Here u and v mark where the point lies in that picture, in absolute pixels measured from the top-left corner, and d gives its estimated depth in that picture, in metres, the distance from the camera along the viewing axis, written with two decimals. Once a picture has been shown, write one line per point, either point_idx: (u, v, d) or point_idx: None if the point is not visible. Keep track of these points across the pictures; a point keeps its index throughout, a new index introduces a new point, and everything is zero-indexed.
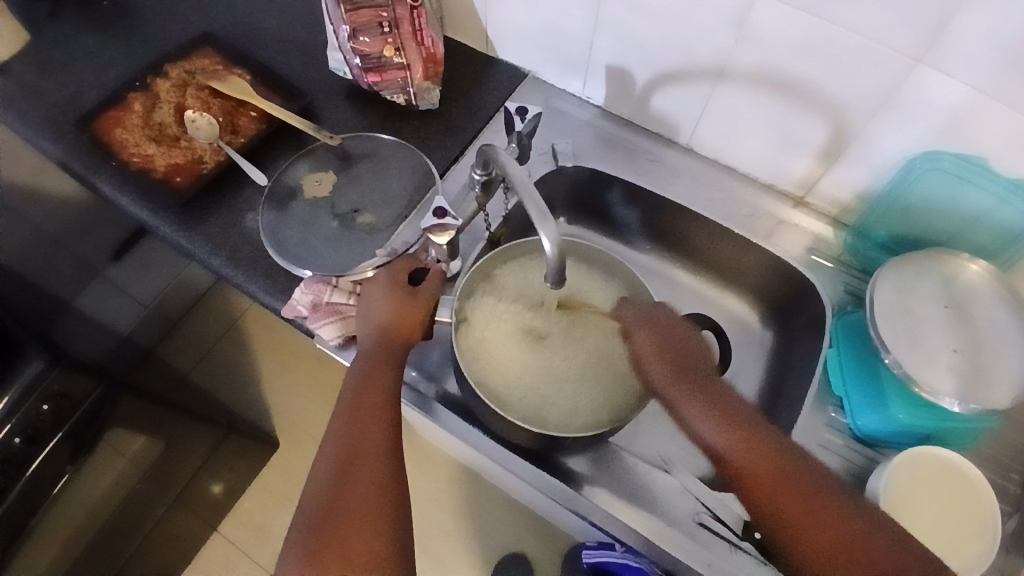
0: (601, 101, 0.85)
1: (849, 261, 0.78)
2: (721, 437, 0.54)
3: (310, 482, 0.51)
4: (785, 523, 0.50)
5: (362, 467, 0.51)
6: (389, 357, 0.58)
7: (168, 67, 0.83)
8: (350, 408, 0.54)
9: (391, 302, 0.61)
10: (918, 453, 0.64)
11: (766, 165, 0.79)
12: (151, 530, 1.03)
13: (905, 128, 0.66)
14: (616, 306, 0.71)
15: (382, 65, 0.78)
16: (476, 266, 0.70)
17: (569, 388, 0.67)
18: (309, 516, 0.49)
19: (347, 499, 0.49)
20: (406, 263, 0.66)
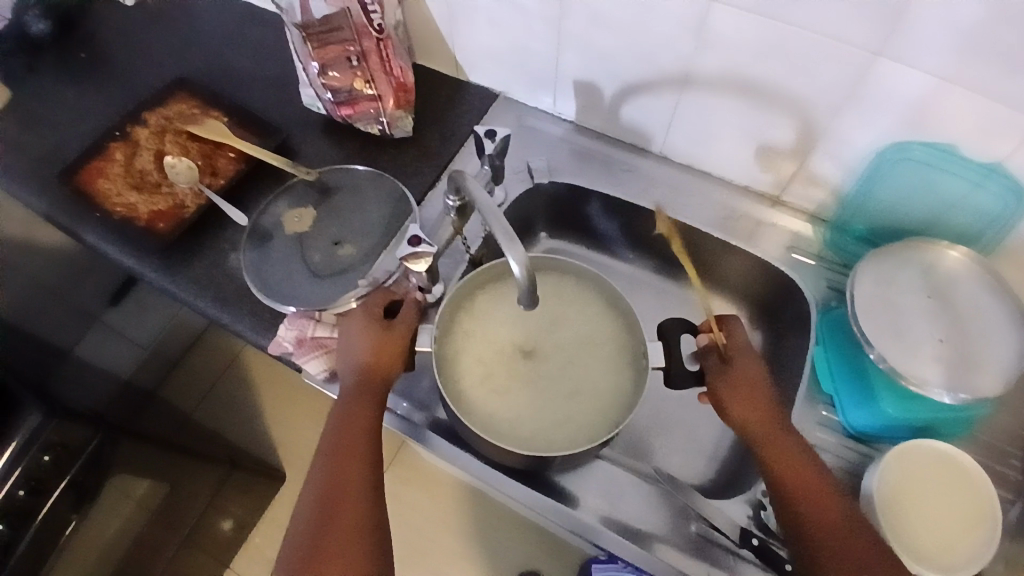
0: (573, 116, 0.86)
1: (830, 257, 0.78)
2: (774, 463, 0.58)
3: (295, 524, 0.56)
4: (813, 535, 0.54)
5: (342, 508, 0.55)
6: (368, 394, 0.61)
7: (146, 114, 0.84)
8: (330, 450, 0.58)
9: (368, 337, 0.63)
10: (900, 452, 0.63)
11: (741, 167, 0.79)
12: (163, 570, 1.03)
13: (870, 121, 0.66)
14: (589, 311, 0.71)
15: (354, 97, 0.79)
16: (452, 291, 0.68)
17: (555, 402, 0.66)
18: (294, 555, 0.54)
19: (327, 539, 0.53)
20: (381, 297, 0.68)
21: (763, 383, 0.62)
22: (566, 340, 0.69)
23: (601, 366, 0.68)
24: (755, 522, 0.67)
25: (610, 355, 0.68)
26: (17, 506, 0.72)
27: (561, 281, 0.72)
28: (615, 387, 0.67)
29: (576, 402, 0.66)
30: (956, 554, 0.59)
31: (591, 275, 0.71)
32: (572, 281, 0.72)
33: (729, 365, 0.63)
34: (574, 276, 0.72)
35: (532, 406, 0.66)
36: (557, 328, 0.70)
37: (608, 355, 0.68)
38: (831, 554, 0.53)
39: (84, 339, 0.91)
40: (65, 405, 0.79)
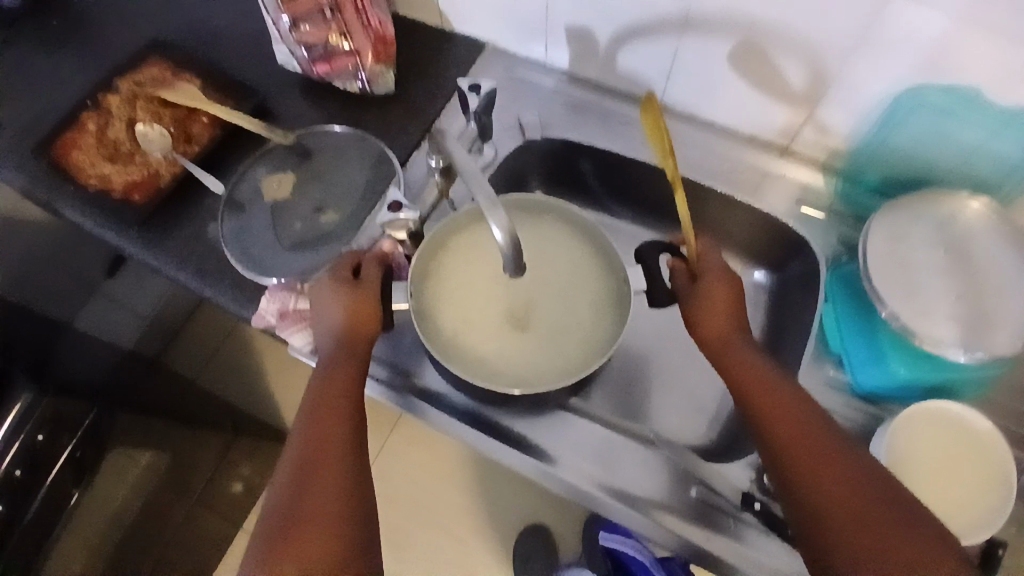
0: (566, 65, 0.80)
1: (841, 210, 0.74)
2: (741, 384, 0.56)
3: (271, 491, 0.52)
4: (784, 452, 0.51)
5: (322, 466, 0.52)
6: (349, 357, 0.59)
7: (118, 81, 0.79)
8: (309, 414, 0.55)
9: (337, 301, 0.60)
10: (908, 414, 0.60)
11: (747, 115, 0.74)
12: (174, 537, 1.04)
13: (885, 66, 0.61)
14: (566, 246, 0.67)
15: (330, 53, 0.75)
16: (428, 235, 0.64)
17: (544, 344, 0.64)
18: (269, 522, 0.50)
19: (306, 502, 0.50)
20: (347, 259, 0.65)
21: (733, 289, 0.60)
22: (549, 283, 0.66)
23: (590, 309, 0.65)
24: (758, 485, 0.64)
25: (597, 296, 0.65)
26: (15, 486, 0.72)
27: (532, 219, 0.68)
28: (602, 320, 0.64)
29: (565, 339, 0.64)
30: (977, 508, 0.57)
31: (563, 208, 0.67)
32: (552, 220, 0.68)
33: (698, 281, 0.61)
34: (554, 215, 0.68)
35: (519, 350, 0.64)
36: (534, 268, 0.67)
37: (595, 296, 0.65)
38: (804, 467, 0.49)
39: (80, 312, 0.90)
40: (60, 381, 0.78)
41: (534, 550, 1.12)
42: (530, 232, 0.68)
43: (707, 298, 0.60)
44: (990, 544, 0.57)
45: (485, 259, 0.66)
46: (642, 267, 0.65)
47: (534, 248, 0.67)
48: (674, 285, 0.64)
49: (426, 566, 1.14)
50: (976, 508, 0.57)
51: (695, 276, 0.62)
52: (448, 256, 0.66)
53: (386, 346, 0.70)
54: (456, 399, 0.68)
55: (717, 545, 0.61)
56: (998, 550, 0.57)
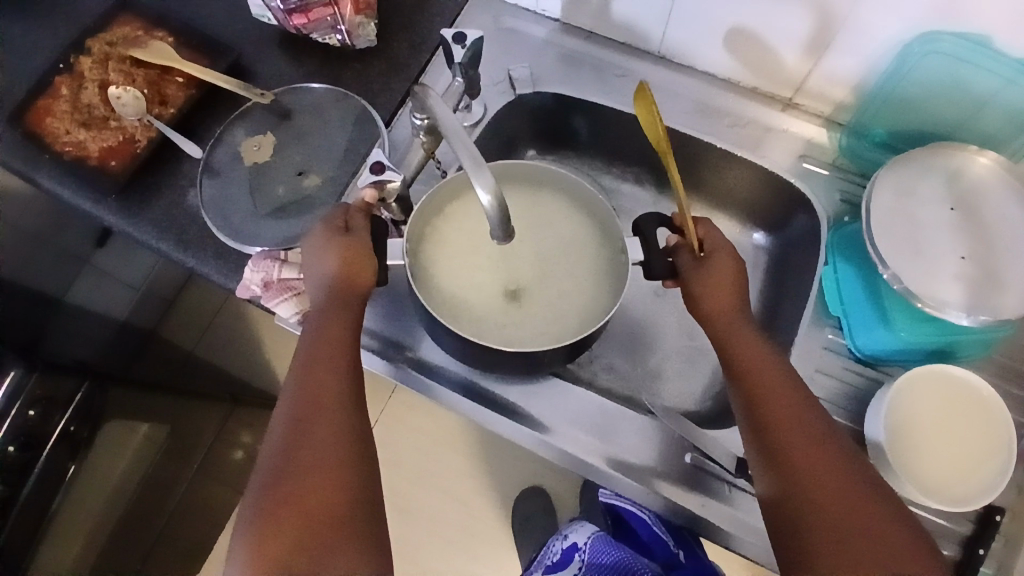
0: (559, 14, 0.76)
1: (845, 165, 0.70)
2: (728, 349, 0.56)
3: (267, 442, 0.52)
4: (768, 407, 0.51)
5: (318, 417, 0.51)
6: (344, 306, 0.58)
7: (88, 41, 0.75)
8: (303, 362, 0.54)
9: (331, 249, 0.58)
10: (912, 378, 0.59)
11: (748, 66, 0.70)
12: (179, 501, 1.06)
13: (898, 7, 0.56)
14: (566, 217, 0.65)
15: (306, 5, 0.70)
16: (424, 201, 0.61)
17: (542, 314, 0.62)
18: (266, 471, 0.50)
19: (302, 453, 0.50)
20: (340, 211, 0.62)
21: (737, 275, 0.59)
22: (546, 255, 0.64)
23: (587, 277, 0.63)
24: None
25: (593, 264, 0.64)
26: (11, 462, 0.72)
27: (532, 190, 0.66)
28: (601, 293, 0.62)
29: (564, 310, 0.62)
30: (976, 475, 0.56)
31: (561, 176, 0.64)
32: (549, 192, 0.66)
33: (705, 259, 0.58)
34: (552, 189, 0.66)
35: (518, 316, 0.62)
36: (532, 239, 0.65)
37: (591, 264, 0.64)
38: (777, 420, 0.50)
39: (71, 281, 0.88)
40: (49, 360, 0.79)
41: (534, 509, 1.14)
42: (526, 204, 0.65)
43: (712, 274, 0.58)
44: (988, 510, 0.58)
45: (481, 228, 0.64)
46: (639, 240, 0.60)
47: (533, 219, 0.65)
48: (674, 262, 0.60)
49: (430, 525, 1.16)
50: (974, 474, 0.56)
51: (699, 255, 0.59)
52: (444, 223, 0.64)
53: (376, 315, 0.68)
54: (448, 368, 0.67)
55: (712, 512, 0.61)
56: (995, 516, 0.57)
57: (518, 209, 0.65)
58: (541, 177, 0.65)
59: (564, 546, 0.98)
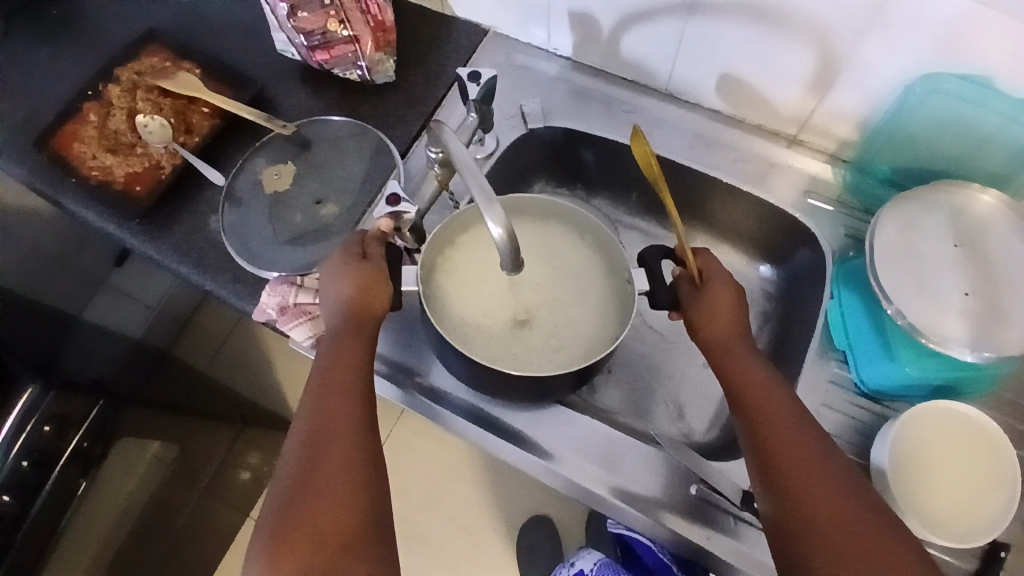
0: (570, 52, 0.79)
1: (850, 201, 0.71)
2: (734, 377, 0.56)
3: (281, 466, 0.53)
4: (773, 437, 0.51)
5: (332, 440, 0.52)
6: (359, 330, 0.59)
7: (117, 71, 0.79)
8: (319, 385, 0.56)
9: (348, 274, 0.60)
10: (915, 414, 0.59)
11: (753, 104, 0.72)
12: (186, 521, 1.07)
13: (899, 46, 0.58)
14: (573, 250, 0.68)
15: (328, 41, 0.73)
16: (437, 231, 0.63)
17: (551, 342, 0.63)
18: (280, 493, 0.50)
19: (315, 476, 0.50)
20: (357, 237, 0.64)
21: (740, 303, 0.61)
22: (551, 287, 0.66)
23: (592, 307, 0.65)
24: None
25: (597, 295, 0.66)
26: (24, 478, 0.74)
27: (540, 223, 0.68)
28: (608, 323, 0.64)
29: (570, 339, 0.64)
30: (982, 510, 0.56)
31: (569, 211, 0.66)
32: (556, 225, 0.68)
33: (703, 288, 0.60)
34: (560, 222, 0.68)
35: (528, 343, 0.63)
36: (540, 270, 0.67)
37: (595, 295, 0.66)
38: (783, 451, 0.50)
39: (92, 300, 0.91)
40: (65, 378, 0.79)
41: (539, 538, 1.14)
42: (533, 237, 0.67)
43: (710, 300, 0.60)
44: (993, 546, 0.58)
45: (491, 258, 0.66)
46: (644, 271, 0.62)
47: (542, 251, 0.67)
48: (675, 291, 0.62)
49: (435, 552, 1.15)
50: (980, 509, 0.56)
51: (698, 284, 0.61)
52: (456, 253, 0.66)
53: (388, 340, 0.70)
54: (456, 395, 0.68)
55: (716, 544, 0.61)
56: (1000, 553, 0.57)
57: (527, 242, 0.67)
58: (549, 210, 0.67)
59: (572, 573, 1.00)
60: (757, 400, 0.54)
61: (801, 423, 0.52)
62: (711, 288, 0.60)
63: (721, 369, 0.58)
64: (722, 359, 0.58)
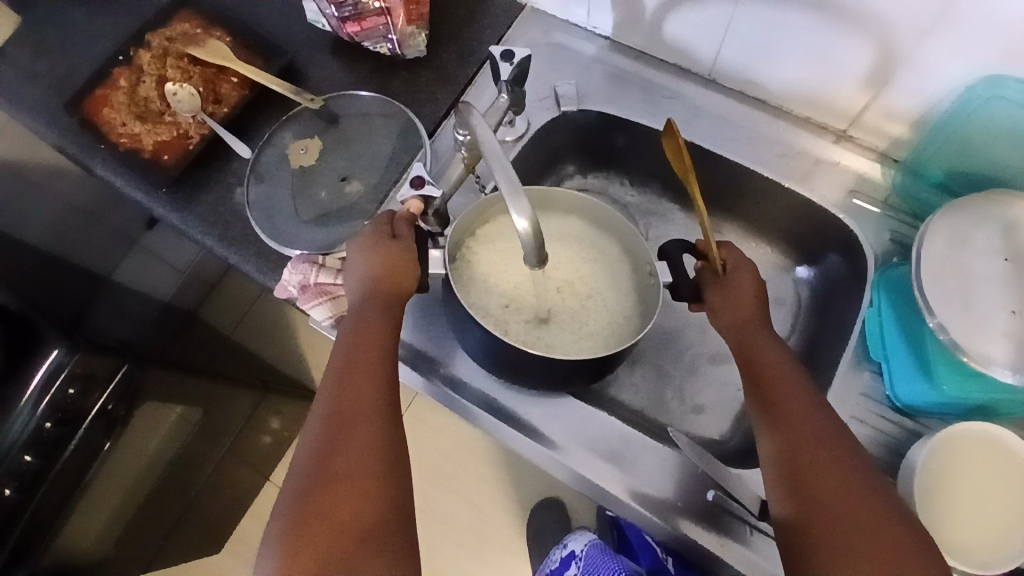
0: (610, 31, 0.75)
1: (899, 205, 0.67)
2: (763, 375, 0.54)
3: (301, 448, 0.52)
4: (803, 442, 0.48)
5: (353, 425, 0.52)
6: (383, 312, 0.58)
7: (149, 36, 0.79)
8: (341, 368, 0.55)
9: (375, 253, 0.59)
10: (951, 433, 0.56)
11: (801, 95, 0.68)
12: (207, 481, 1.09)
13: (963, 48, 0.54)
14: (597, 240, 0.67)
15: (360, 13, 0.71)
16: (459, 220, 0.62)
17: (567, 331, 0.63)
18: (298, 478, 0.50)
19: (335, 461, 0.50)
20: (386, 215, 0.63)
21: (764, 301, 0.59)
22: (569, 279, 0.66)
23: (612, 298, 0.65)
24: None
25: (615, 288, 0.65)
26: (47, 436, 0.75)
27: (565, 213, 0.66)
28: (627, 318, 0.64)
29: (590, 328, 0.63)
30: (1011, 537, 0.54)
31: (591, 205, 0.64)
32: (575, 220, 0.66)
33: (726, 279, 0.59)
34: (579, 215, 0.66)
35: (555, 330, 0.63)
36: (560, 262, 0.66)
37: (614, 288, 0.65)
38: (813, 456, 0.47)
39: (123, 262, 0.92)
40: (90, 339, 0.81)
41: (550, 520, 1.14)
42: (555, 230, 0.66)
43: (731, 293, 0.58)
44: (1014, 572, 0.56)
45: (513, 248, 0.66)
46: (666, 264, 0.61)
47: (562, 244, 0.66)
48: (698, 282, 0.61)
49: (447, 528, 1.17)
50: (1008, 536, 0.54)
51: (721, 275, 0.60)
52: (477, 243, 0.65)
53: (408, 325, 0.69)
54: (474, 384, 0.68)
55: (730, 553, 0.60)
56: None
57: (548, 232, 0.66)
58: (569, 204, 0.65)
59: (563, 554, 1.01)
60: (790, 408, 0.51)
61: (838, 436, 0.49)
62: (735, 282, 0.59)
63: (744, 368, 0.56)
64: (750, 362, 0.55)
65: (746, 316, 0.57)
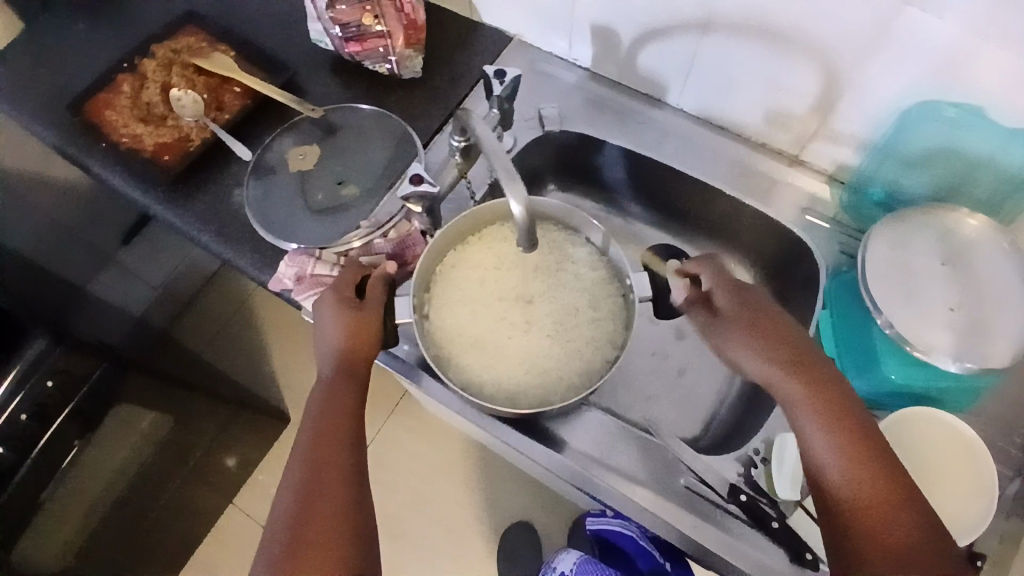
0: (589, 63, 0.83)
1: (846, 220, 0.76)
2: (806, 394, 0.53)
3: (267, 524, 0.47)
4: (856, 466, 0.49)
5: (324, 493, 0.48)
6: (349, 380, 0.55)
7: (154, 47, 0.83)
8: (311, 431, 0.51)
9: (341, 321, 0.57)
10: (904, 417, 0.62)
11: (760, 123, 0.76)
12: (169, 502, 1.06)
13: (899, 73, 0.63)
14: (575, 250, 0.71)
15: (362, 33, 0.77)
16: (441, 233, 0.67)
17: (540, 365, 0.67)
18: (266, 558, 0.45)
19: (305, 535, 0.45)
20: (350, 276, 0.62)
21: (777, 329, 0.58)
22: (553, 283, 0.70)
23: (592, 313, 0.68)
24: (746, 479, 0.66)
25: (594, 301, 0.69)
26: (22, 431, 0.75)
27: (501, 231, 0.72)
28: (599, 346, 0.67)
29: (570, 340, 0.68)
30: (967, 510, 0.59)
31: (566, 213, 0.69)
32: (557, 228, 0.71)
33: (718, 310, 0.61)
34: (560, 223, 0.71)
35: (539, 340, 0.68)
36: (544, 266, 0.70)
37: (594, 301, 0.69)
38: (869, 477, 0.48)
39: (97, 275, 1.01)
40: (77, 338, 0.80)
41: (521, 543, 1.14)
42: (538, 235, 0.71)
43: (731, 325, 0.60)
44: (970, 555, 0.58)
45: (499, 251, 0.71)
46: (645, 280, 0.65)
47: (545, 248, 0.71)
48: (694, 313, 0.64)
49: (418, 552, 1.16)
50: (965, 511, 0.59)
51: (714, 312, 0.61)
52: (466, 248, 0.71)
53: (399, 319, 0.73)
54: None
55: (703, 533, 0.63)
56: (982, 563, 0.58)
57: (490, 262, 0.70)
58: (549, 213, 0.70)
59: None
60: (853, 454, 0.49)
61: (905, 482, 0.48)
62: (731, 318, 0.60)
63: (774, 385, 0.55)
64: (790, 403, 0.53)
65: (773, 362, 0.56)
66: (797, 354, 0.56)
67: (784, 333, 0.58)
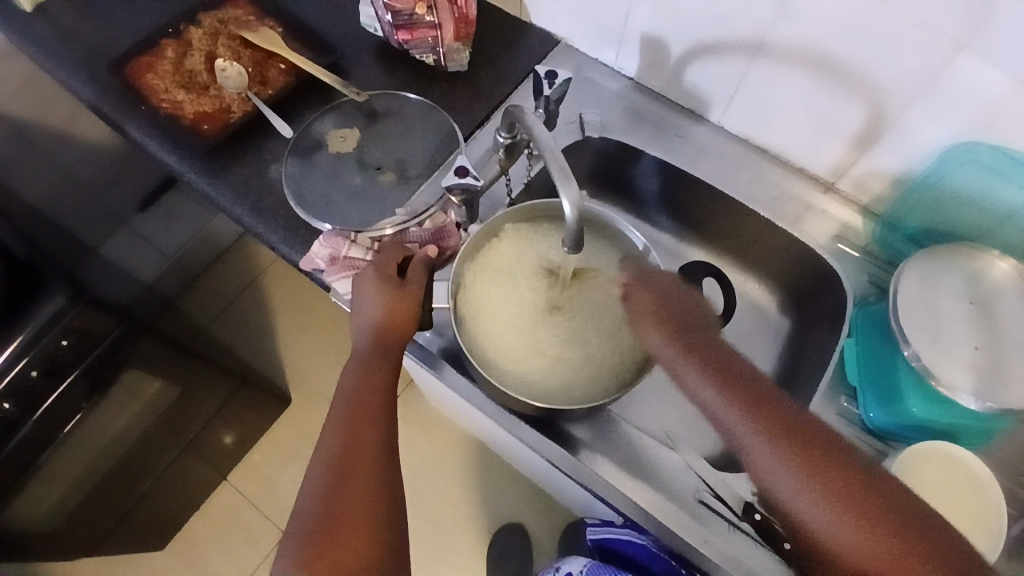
0: (634, 73, 0.84)
1: (876, 252, 0.77)
2: (788, 463, 0.50)
3: (302, 491, 0.49)
4: (867, 532, 0.47)
5: (358, 468, 0.48)
6: (385, 356, 0.56)
7: (202, 15, 0.83)
8: (345, 409, 0.51)
9: (381, 295, 0.58)
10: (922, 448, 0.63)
11: (799, 149, 0.77)
12: (161, 475, 1.05)
13: (945, 116, 0.63)
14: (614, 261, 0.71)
15: (413, 23, 0.77)
16: (485, 226, 0.70)
17: (570, 365, 0.67)
18: (301, 525, 0.46)
19: (339, 506, 0.47)
20: (394, 254, 0.63)
21: (751, 381, 0.55)
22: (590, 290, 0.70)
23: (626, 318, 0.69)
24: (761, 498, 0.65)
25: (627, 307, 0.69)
26: (29, 387, 0.73)
27: (544, 227, 0.73)
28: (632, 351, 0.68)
29: (603, 343, 0.68)
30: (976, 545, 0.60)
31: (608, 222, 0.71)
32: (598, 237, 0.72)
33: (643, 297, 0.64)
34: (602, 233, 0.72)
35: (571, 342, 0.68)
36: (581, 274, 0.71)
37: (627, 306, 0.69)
38: (882, 538, 0.46)
39: (110, 239, 1.00)
40: (94, 297, 0.79)
41: (511, 547, 1.13)
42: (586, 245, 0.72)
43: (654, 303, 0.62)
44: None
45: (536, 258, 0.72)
46: None
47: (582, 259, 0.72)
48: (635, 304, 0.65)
49: None
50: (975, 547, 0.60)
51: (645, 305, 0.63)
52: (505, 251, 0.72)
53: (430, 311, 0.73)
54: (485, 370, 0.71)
55: (713, 549, 0.63)
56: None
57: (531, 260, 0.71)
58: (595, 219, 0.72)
59: None
60: (860, 511, 0.47)
61: (916, 520, 0.47)
62: (672, 339, 0.59)
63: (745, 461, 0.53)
64: (763, 462, 0.51)
65: (758, 434, 0.51)
66: (775, 414, 0.52)
67: (755, 391, 0.54)
